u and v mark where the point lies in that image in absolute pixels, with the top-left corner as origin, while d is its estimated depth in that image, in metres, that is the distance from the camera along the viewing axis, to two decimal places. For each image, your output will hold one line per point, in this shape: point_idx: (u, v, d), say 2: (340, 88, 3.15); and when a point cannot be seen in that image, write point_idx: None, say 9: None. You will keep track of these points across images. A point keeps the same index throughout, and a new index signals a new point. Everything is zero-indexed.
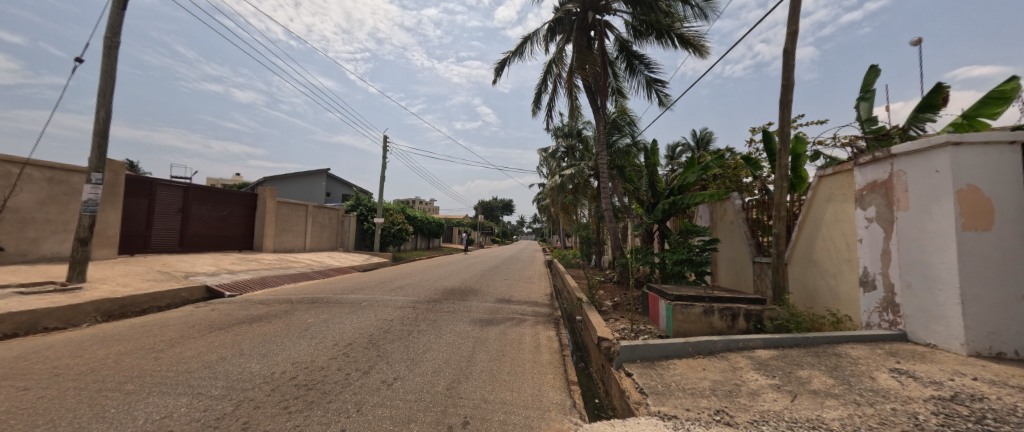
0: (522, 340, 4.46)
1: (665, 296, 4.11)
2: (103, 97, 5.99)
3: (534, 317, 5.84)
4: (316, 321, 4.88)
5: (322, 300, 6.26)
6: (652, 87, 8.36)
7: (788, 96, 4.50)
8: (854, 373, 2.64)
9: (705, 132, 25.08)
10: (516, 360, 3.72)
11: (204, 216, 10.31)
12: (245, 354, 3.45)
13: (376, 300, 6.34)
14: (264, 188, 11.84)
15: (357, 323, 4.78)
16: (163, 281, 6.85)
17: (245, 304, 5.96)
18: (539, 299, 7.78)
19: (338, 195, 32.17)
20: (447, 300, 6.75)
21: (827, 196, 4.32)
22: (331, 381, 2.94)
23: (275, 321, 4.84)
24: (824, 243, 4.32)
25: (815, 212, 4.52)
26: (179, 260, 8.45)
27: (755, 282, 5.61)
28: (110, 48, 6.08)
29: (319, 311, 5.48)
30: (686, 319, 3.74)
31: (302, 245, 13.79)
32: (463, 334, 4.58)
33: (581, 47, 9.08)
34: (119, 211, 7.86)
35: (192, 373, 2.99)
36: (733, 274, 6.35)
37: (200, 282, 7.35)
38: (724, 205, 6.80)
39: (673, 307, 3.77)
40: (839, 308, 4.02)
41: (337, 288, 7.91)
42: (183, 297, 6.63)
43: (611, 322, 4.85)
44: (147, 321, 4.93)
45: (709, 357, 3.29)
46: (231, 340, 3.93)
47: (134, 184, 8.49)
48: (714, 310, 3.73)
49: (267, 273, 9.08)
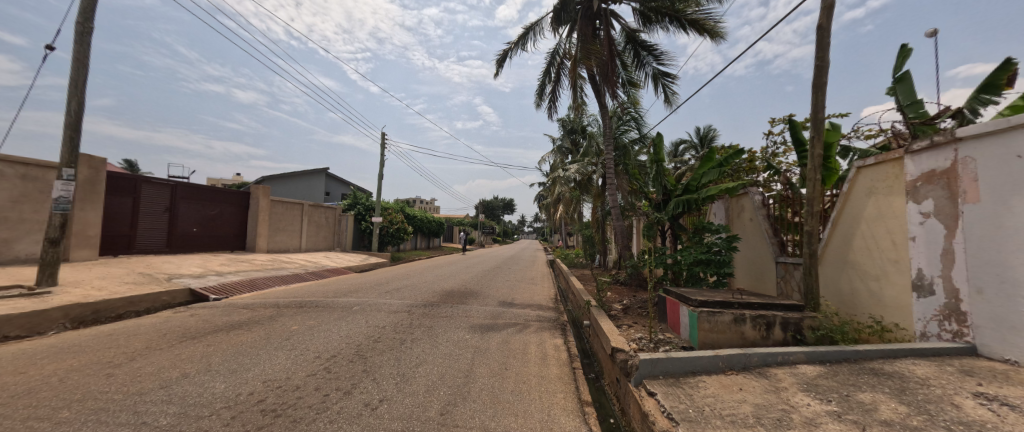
0: (528, 351, 4.02)
1: (688, 302, 3.63)
2: (74, 87, 5.57)
3: (539, 323, 5.40)
4: (300, 329, 4.45)
5: (311, 304, 5.82)
6: (661, 81, 7.85)
7: (823, 78, 4.04)
8: (931, 398, 2.19)
9: (707, 130, 24.68)
10: (521, 375, 3.30)
11: (193, 215, 9.89)
12: (212, 371, 3.01)
13: (369, 305, 5.91)
14: (258, 187, 11.51)
15: (344, 331, 4.34)
16: (144, 283, 6.45)
17: (227, 309, 5.53)
18: (543, 302, 7.35)
19: (337, 194, 31.77)
20: (445, 304, 6.32)
21: (868, 188, 3.86)
22: (304, 406, 2.50)
23: (256, 328, 4.41)
24: (863, 242, 3.87)
25: (851, 207, 4.07)
26: (165, 261, 8.04)
27: (779, 285, 5.18)
28: (81, 34, 5.65)
29: (306, 317, 5.05)
30: (714, 328, 3.26)
31: (297, 245, 13.38)
32: (461, 343, 4.14)
33: (586, 37, 8.63)
34: (100, 210, 7.45)
35: (144, 396, 2.54)
36: (753, 275, 5.90)
37: (184, 284, 6.93)
38: (741, 201, 6.35)
39: (698, 315, 3.29)
40: (884, 315, 3.57)
41: (329, 290, 7.48)
42: (164, 301, 6.22)
43: (624, 328, 4.42)
44: (117, 328, 4.50)
45: (744, 374, 2.85)
46: (201, 352, 3.50)
47: (116, 181, 8.07)
48: (746, 318, 3.26)
49: (258, 274, 8.67)
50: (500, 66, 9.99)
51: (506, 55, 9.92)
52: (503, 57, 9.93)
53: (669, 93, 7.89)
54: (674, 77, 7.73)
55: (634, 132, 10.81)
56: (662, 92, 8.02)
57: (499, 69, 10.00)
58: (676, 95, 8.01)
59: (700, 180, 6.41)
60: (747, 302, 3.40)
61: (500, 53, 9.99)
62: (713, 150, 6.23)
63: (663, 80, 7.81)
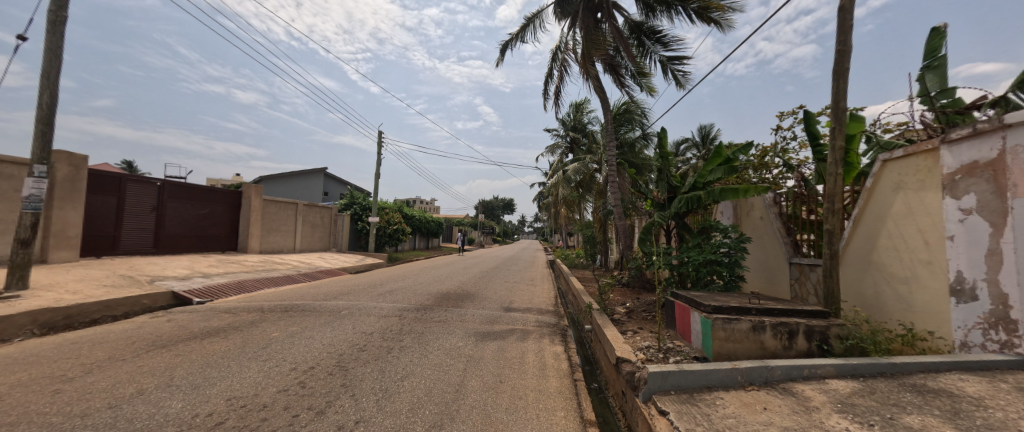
0: (525, 361, 3.71)
1: (700, 307, 3.31)
2: (46, 79, 5.27)
3: (538, 328, 5.08)
4: (281, 336, 4.14)
5: (298, 309, 5.51)
6: (672, 63, 7.46)
7: (845, 64, 3.72)
8: (991, 422, 1.88)
9: (706, 128, 24.49)
10: (517, 390, 2.99)
11: (181, 215, 9.60)
12: (173, 387, 2.70)
13: (359, 308, 5.61)
14: (250, 186, 11.21)
15: (328, 338, 4.03)
16: (124, 286, 6.15)
17: (208, 314, 5.22)
18: (543, 305, 7.04)
19: (336, 193, 31.50)
20: (440, 307, 6.02)
21: (895, 183, 3.55)
22: (268, 429, 2.19)
23: (233, 336, 4.10)
24: (889, 243, 3.57)
25: (875, 204, 3.76)
26: (150, 263, 7.73)
27: (793, 288, 4.90)
28: (54, 23, 5.34)
29: (289, 322, 4.74)
30: (730, 337, 2.95)
31: (291, 245, 13.07)
32: (454, 352, 3.82)
33: (588, 28, 8.34)
34: (80, 209, 7.15)
35: (86, 419, 2.22)
36: (764, 277, 5.59)
37: (167, 287, 6.62)
38: (751, 199, 6.04)
39: (712, 323, 2.97)
40: (914, 321, 3.27)
41: (319, 293, 7.18)
42: (144, 305, 5.91)
43: (629, 335, 4.11)
44: (85, 336, 4.19)
45: (767, 390, 2.55)
46: (166, 364, 3.19)
47: (100, 180, 7.77)
48: (766, 326, 2.94)
49: (247, 276, 8.37)
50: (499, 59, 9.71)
51: (506, 47, 9.65)
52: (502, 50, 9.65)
53: (682, 76, 7.49)
54: (684, 60, 7.35)
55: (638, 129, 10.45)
56: (673, 78, 7.64)
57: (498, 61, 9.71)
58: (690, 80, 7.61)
59: (708, 176, 6.06)
60: (766, 308, 3.08)
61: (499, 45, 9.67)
62: (721, 145, 5.87)
63: (674, 63, 7.42)
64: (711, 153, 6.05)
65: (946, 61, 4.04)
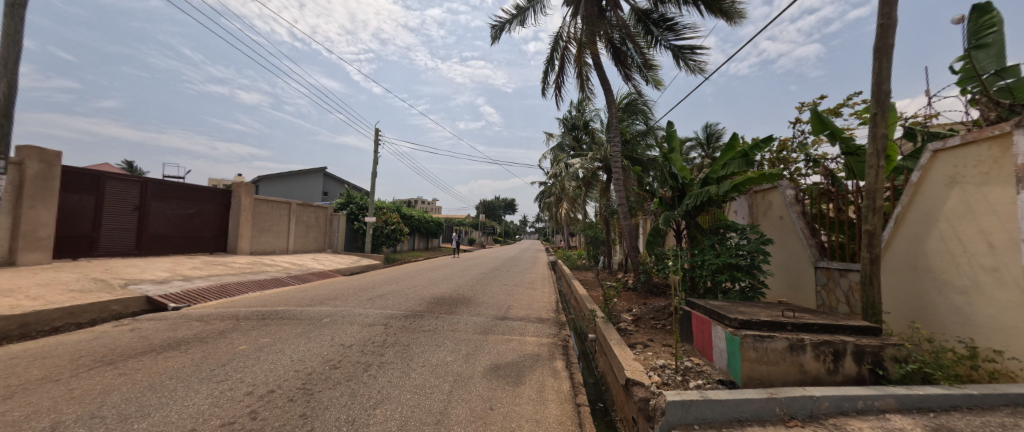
0: (520, 381, 3.25)
1: (724, 320, 2.83)
2: (3, 67, 4.87)
3: (538, 340, 4.62)
4: (250, 349, 3.71)
5: (276, 316, 5.07)
6: (683, 53, 6.97)
7: (889, 40, 3.25)
8: None
9: (707, 127, 24.11)
10: (511, 420, 2.52)
11: (166, 214, 9.21)
12: (97, 418, 2.26)
13: (343, 316, 5.18)
14: (240, 185, 10.86)
15: (301, 351, 3.60)
16: (93, 291, 5.73)
17: (178, 322, 4.80)
18: (543, 312, 6.57)
19: (335, 193, 31.10)
20: (432, 314, 5.57)
21: (948, 177, 3.08)
22: None
23: (196, 349, 3.67)
24: (941, 246, 3.09)
25: (923, 201, 3.28)
26: (129, 265, 7.32)
27: (821, 295, 4.44)
28: (12, 7, 4.94)
29: (264, 332, 4.31)
30: (763, 358, 2.48)
31: (284, 246, 12.68)
32: (439, 369, 3.36)
33: (592, 16, 7.89)
34: (53, 208, 6.76)
35: None
36: (786, 282, 5.12)
37: (142, 291, 6.20)
38: (769, 196, 5.56)
39: (741, 341, 2.50)
40: (976, 338, 2.78)
41: (305, 297, 6.75)
42: (114, 311, 5.49)
43: (639, 349, 3.65)
44: (33, 348, 3.77)
45: (813, 426, 2.08)
46: (103, 387, 2.76)
47: (76, 178, 7.38)
48: (806, 346, 2.47)
49: (232, 279, 7.96)
50: (496, 41, 9.30)
51: (503, 28, 9.23)
52: (499, 32, 9.24)
53: (695, 66, 7.00)
54: (698, 48, 6.85)
55: (643, 126, 9.98)
56: (685, 67, 7.14)
57: (495, 44, 9.29)
58: (702, 71, 7.14)
59: (721, 171, 5.54)
60: (804, 323, 2.60)
61: (496, 28, 9.26)
62: (736, 137, 5.37)
63: (686, 53, 6.93)
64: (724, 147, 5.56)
65: (1000, 37, 3.53)
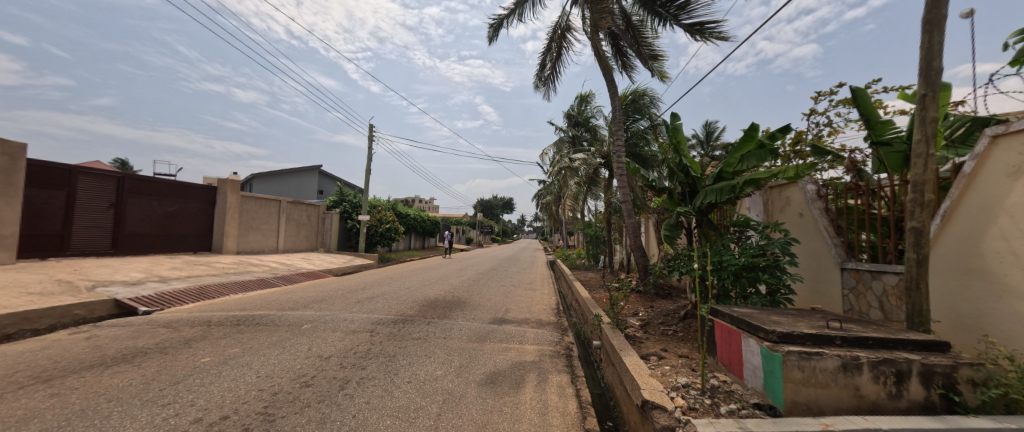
0: (520, 400, 2.83)
1: (757, 333, 2.42)
2: None
3: (539, 349, 4.20)
4: (214, 361, 3.27)
5: (252, 322, 4.62)
6: (696, 29, 6.62)
7: (942, 11, 2.85)
8: None
9: (707, 124, 23.81)
10: None
11: (145, 212, 8.73)
12: None
13: (326, 321, 4.75)
14: (226, 181, 10.39)
15: (271, 365, 3.18)
16: (54, 294, 5.25)
17: (142, 329, 4.34)
18: (543, 315, 6.14)
19: (330, 191, 30.56)
20: (423, 319, 5.15)
21: (1011, 165, 2.67)
22: None
23: (151, 361, 3.24)
24: (1002, 247, 2.68)
25: (979, 195, 2.88)
26: (100, 266, 6.85)
27: (849, 299, 4.06)
28: None
29: (234, 340, 3.88)
30: (810, 380, 2.08)
31: (273, 246, 12.20)
32: (427, 385, 2.95)
33: (594, 2, 7.50)
34: (18, 204, 6.28)
35: None
36: (807, 284, 4.72)
37: (110, 294, 5.72)
38: (788, 191, 5.16)
39: (784, 359, 2.09)
40: None
41: (289, 300, 6.31)
42: (77, 315, 5.02)
43: (653, 362, 3.24)
44: None
45: None
46: (24, 413, 2.31)
47: (45, 172, 6.91)
48: (863, 365, 2.06)
49: (213, 279, 7.51)
50: (494, 39, 8.89)
51: (501, 25, 8.80)
52: (497, 28, 8.80)
53: (713, 37, 6.57)
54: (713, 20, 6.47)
55: (645, 122, 9.63)
56: (702, 40, 6.72)
57: (493, 42, 8.86)
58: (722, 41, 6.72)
59: (739, 165, 5.10)
60: (856, 337, 2.20)
61: (495, 22, 8.81)
62: (753, 127, 4.96)
63: (700, 28, 6.57)
64: (740, 138, 5.15)
65: None
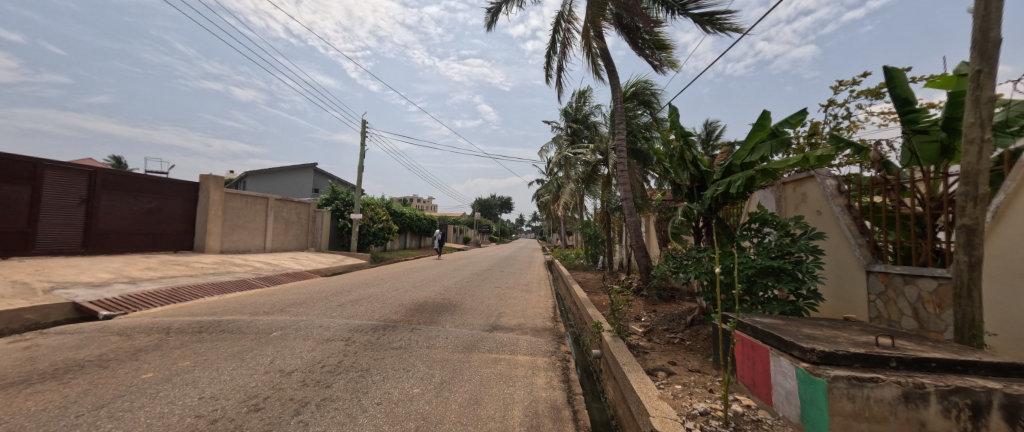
0: (507, 427, 2.41)
1: (791, 351, 2.00)
2: None
3: (532, 361, 3.78)
4: (155, 378, 2.84)
5: (217, 330, 4.19)
6: (706, 19, 6.20)
7: None
8: None
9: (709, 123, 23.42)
10: None
11: (120, 208, 8.29)
12: None
13: (300, 327, 4.32)
14: (209, 177, 9.94)
15: (220, 382, 2.75)
16: (5, 296, 4.81)
17: (91, 337, 3.90)
18: (538, 320, 5.73)
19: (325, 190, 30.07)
20: (407, 325, 4.72)
21: None
22: None
23: (82, 379, 2.80)
24: None
25: None
26: (65, 266, 6.41)
27: (878, 306, 3.65)
28: None
29: (189, 351, 3.45)
30: (864, 414, 1.67)
31: (260, 245, 11.76)
32: (399, 407, 2.54)
33: None
34: None
35: None
36: (828, 287, 4.30)
37: (69, 297, 5.27)
38: (805, 186, 4.72)
39: (830, 387, 1.69)
40: None
41: (267, 303, 5.87)
42: (28, 321, 4.57)
43: (660, 380, 2.82)
44: None
45: None
46: None
47: (6, 165, 6.47)
48: (930, 397, 1.65)
49: (189, 280, 7.07)
50: (492, 24, 8.47)
51: (500, 10, 8.39)
52: (496, 13, 8.38)
53: (726, 28, 6.16)
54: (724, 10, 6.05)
55: (647, 115, 9.23)
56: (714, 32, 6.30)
57: (491, 27, 8.45)
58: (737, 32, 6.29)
59: (748, 156, 4.70)
60: (917, 359, 1.79)
61: (495, 6, 8.39)
62: (766, 116, 4.52)
63: (710, 18, 6.15)
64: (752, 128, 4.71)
65: None
